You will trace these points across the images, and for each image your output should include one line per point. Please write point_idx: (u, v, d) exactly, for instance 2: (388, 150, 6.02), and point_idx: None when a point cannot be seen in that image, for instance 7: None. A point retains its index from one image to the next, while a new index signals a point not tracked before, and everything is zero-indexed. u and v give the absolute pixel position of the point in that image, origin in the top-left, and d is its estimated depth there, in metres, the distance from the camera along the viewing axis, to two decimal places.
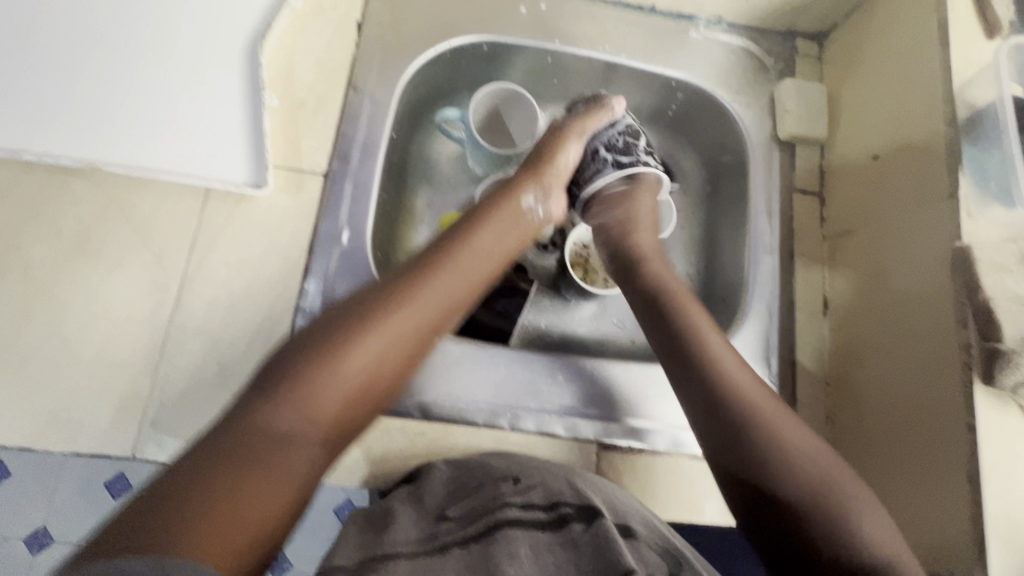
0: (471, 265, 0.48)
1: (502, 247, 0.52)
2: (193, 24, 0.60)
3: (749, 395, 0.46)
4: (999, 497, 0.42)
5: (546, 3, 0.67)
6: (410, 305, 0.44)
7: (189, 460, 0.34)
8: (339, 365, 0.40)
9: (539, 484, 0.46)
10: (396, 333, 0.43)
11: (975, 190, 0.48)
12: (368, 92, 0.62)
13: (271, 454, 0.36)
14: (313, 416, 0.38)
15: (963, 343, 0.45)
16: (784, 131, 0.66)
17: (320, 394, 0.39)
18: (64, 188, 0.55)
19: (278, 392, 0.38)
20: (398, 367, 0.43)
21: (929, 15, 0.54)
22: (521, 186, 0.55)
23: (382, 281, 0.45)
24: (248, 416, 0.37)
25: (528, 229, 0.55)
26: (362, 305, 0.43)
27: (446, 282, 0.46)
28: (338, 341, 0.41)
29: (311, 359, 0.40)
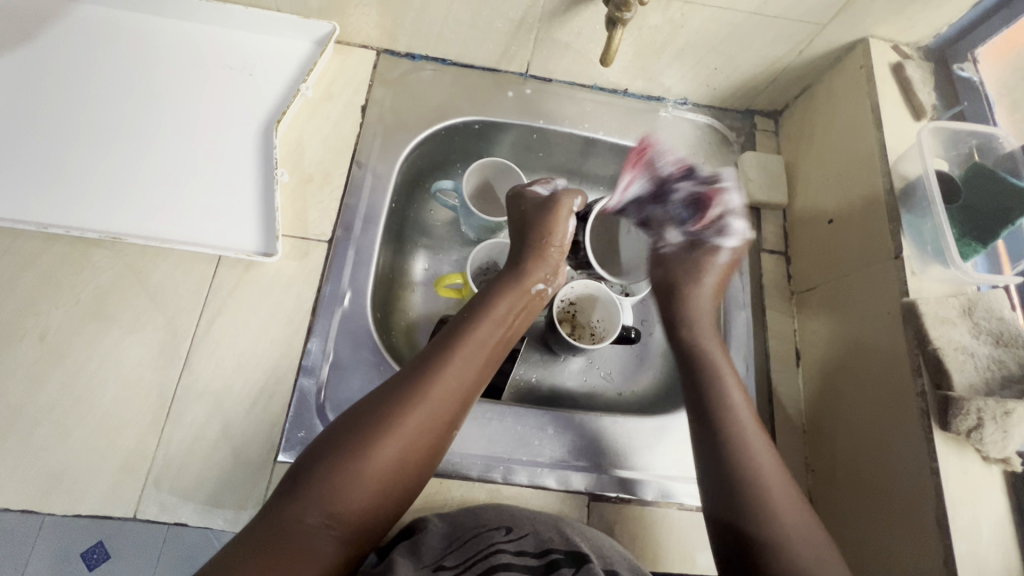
0: (475, 357, 0.50)
1: (509, 330, 0.54)
2: (214, 110, 0.67)
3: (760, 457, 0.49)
4: (964, 537, 0.45)
5: (530, 88, 0.75)
6: (424, 408, 0.46)
7: (233, 553, 0.38)
8: (362, 471, 0.42)
9: (530, 532, 0.50)
10: (415, 437, 0.45)
11: (914, 252, 0.54)
12: (370, 167, 0.68)
13: (299, 545, 0.39)
14: (340, 517, 0.41)
15: (918, 389, 0.50)
16: (748, 197, 0.72)
17: (343, 491, 0.42)
18: (84, 257, 0.59)
19: (308, 492, 0.41)
20: (416, 468, 0.45)
21: (864, 101, 0.62)
22: (533, 270, 0.58)
23: (398, 376, 0.48)
24: (282, 511, 0.41)
25: (534, 308, 0.58)
26: (381, 405, 0.45)
27: (457, 376, 0.48)
28: (360, 445, 0.43)
29: (334, 461, 0.42)
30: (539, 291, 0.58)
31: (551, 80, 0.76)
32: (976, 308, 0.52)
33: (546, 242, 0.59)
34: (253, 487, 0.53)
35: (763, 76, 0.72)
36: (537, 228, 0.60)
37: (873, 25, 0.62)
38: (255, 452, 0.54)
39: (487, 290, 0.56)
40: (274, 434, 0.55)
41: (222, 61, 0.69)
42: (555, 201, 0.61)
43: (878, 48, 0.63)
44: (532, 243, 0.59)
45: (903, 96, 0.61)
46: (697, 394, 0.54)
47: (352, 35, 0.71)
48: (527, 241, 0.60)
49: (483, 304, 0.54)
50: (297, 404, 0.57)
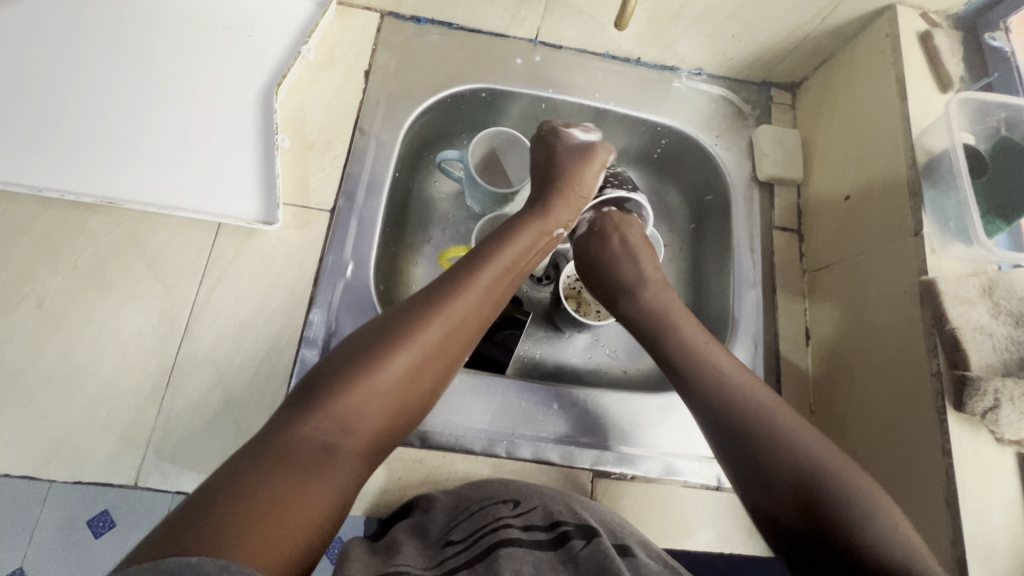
0: (494, 283, 0.51)
1: (524, 264, 0.55)
2: (211, 72, 0.65)
3: (773, 412, 0.46)
4: (975, 519, 0.45)
5: (540, 55, 0.72)
6: (442, 327, 0.46)
7: (239, 470, 0.37)
8: (377, 385, 0.42)
9: (538, 506, 0.49)
10: (431, 357, 0.45)
11: (936, 229, 0.53)
12: (374, 135, 0.66)
13: (313, 458, 0.39)
14: (352, 431, 0.41)
15: (933, 370, 0.48)
16: (763, 173, 0.70)
17: (357, 406, 0.42)
18: (81, 223, 0.57)
19: (320, 406, 0.41)
20: (430, 385, 0.46)
21: (888, 71, 0.60)
22: (550, 212, 0.59)
23: (413, 297, 0.48)
24: (290, 428, 0.40)
25: (548, 243, 0.58)
26: (395, 324, 0.45)
27: (473, 301, 0.48)
28: (375, 360, 0.43)
29: (350, 375, 0.42)
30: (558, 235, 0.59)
31: (561, 48, 0.73)
32: (997, 288, 0.50)
33: (568, 187, 0.61)
34: None
35: (783, 44, 0.69)
36: (558, 172, 0.61)
37: None
38: (257, 423, 0.54)
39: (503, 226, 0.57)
40: (276, 405, 0.54)
41: (220, 21, 0.67)
42: (592, 150, 0.63)
43: (905, 16, 0.60)
44: (553, 186, 0.61)
45: (930, 67, 0.59)
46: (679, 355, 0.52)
47: None
48: (552, 186, 0.61)
49: (499, 237, 0.55)
50: (300, 375, 0.56)
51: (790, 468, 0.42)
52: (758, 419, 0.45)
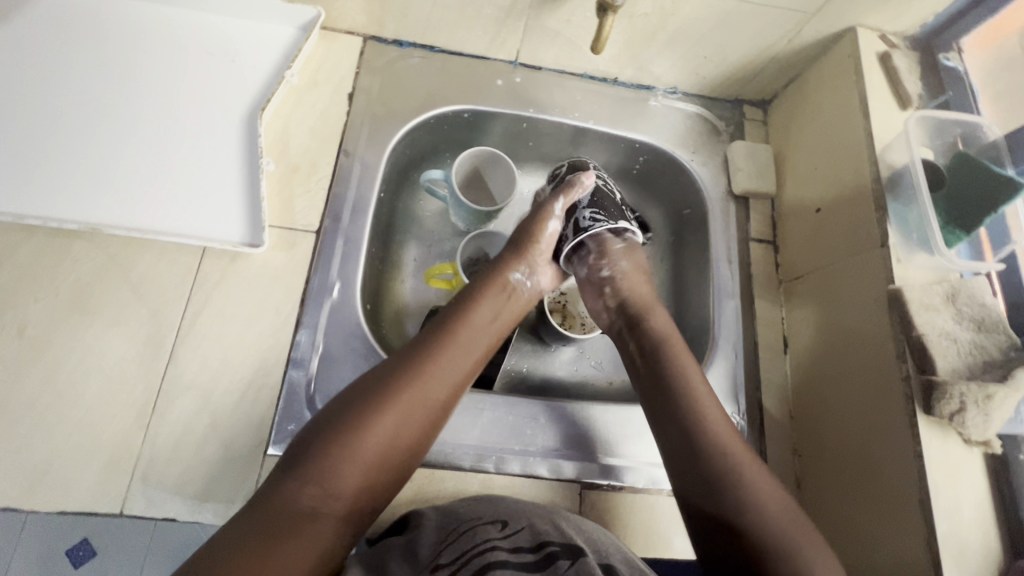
0: (471, 343, 0.52)
1: (498, 320, 0.55)
2: (195, 98, 0.65)
3: (743, 468, 0.46)
4: (947, 519, 0.46)
5: (520, 76, 0.74)
6: (419, 384, 0.47)
7: (224, 542, 0.37)
8: (358, 452, 0.43)
9: (525, 526, 0.50)
10: (409, 415, 0.46)
11: (901, 240, 0.55)
12: (358, 156, 0.67)
13: (296, 526, 0.39)
14: (332, 497, 0.41)
15: (903, 375, 0.50)
16: (738, 187, 0.72)
17: (338, 472, 0.42)
18: (64, 249, 0.57)
19: (303, 471, 0.41)
20: (411, 447, 0.46)
21: (851, 90, 0.63)
22: (513, 261, 0.59)
23: (389, 361, 0.49)
24: (274, 493, 0.41)
25: (520, 302, 0.59)
26: (372, 387, 0.46)
27: (451, 362, 0.50)
28: (354, 423, 0.44)
29: (328, 441, 0.43)
30: (516, 283, 0.59)
31: (540, 69, 0.75)
32: (959, 295, 0.52)
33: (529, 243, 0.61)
34: (243, 482, 0.52)
35: (753, 65, 0.71)
36: (523, 228, 0.62)
37: (860, 14, 0.62)
38: (245, 445, 0.54)
39: (473, 281, 0.58)
40: (265, 427, 0.55)
41: (203, 47, 0.67)
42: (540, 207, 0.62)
43: (865, 38, 0.64)
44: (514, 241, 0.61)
45: (890, 86, 0.62)
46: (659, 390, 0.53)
47: (337, 21, 0.70)
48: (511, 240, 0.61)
49: (470, 295, 0.55)
50: (287, 396, 0.56)
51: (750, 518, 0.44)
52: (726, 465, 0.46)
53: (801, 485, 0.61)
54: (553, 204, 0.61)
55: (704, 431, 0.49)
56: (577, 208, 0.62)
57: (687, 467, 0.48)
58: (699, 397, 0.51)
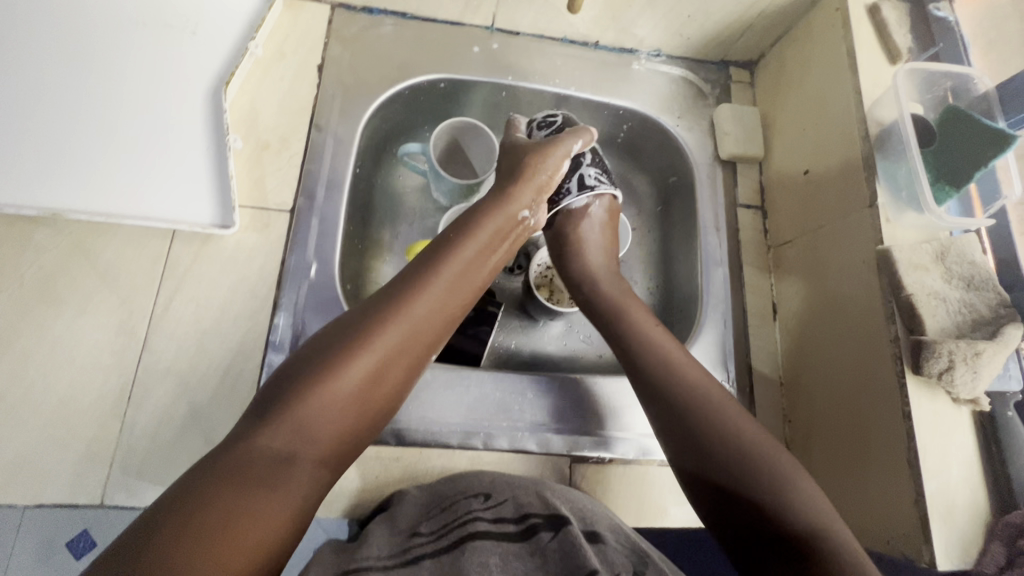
0: (462, 277, 0.48)
1: (492, 255, 0.52)
2: (155, 74, 0.62)
3: (734, 418, 0.46)
4: (936, 478, 0.46)
5: (497, 42, 0.71)
6: (406, 326, 0.44)
7: (193, 487, 0.35)
8: (336, 392, 0.41)
9: (509, 498, 0.49)
10: (393, 357, 0.43)
11: (889, 199, 0.54)
12: (331, 131, 0.64)
13: (268, 473, 0.37)
14: (309, 441, 0.40)
15: (892, 336, 0.50)
16: (724, 152, 0.71)
17: (314, 416, 0.40)
18: (26, 237, 0.55)
19: (277, 416, 0.39)
20: (393, 389, 0.44)
21: (840, 45, 0.60)
22: (518, 196, 0.55)
23: (374, 295, 0.46)
24: (245, 441, 0.38)
25: (518, 239, 0.56)
26: (353, 325, 0.43)
27: (439, 303, 0.46)
28: (337, 361, 0.41)
29: (305, 382, 0.40)
30: (523, 220, 0.56)
31: (518, 33, 0.72)
32: (948, 253, 0.51)
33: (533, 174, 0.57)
34: None
35: (738, 23, 0.69)
36: (524, 158, 0.58)
37: None
38: (226, 430, 0.53)
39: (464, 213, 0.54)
40: (245, 412, 0.53)
41: (161, 20, 0.64)
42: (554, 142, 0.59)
43: None
44: (524, 172, 0.57)
45: (879, 39, 0.60)
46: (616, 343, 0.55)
47: None
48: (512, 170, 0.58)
49: (463, 225, 0.52)
50: (267, 380, 0.55)
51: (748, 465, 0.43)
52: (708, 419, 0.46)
53: (791, 450, 0.61)
54: (570, 142, 0.59)
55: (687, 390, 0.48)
56: (582, 165, 0.64)
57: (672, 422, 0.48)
58: (671, 354, 0.52)
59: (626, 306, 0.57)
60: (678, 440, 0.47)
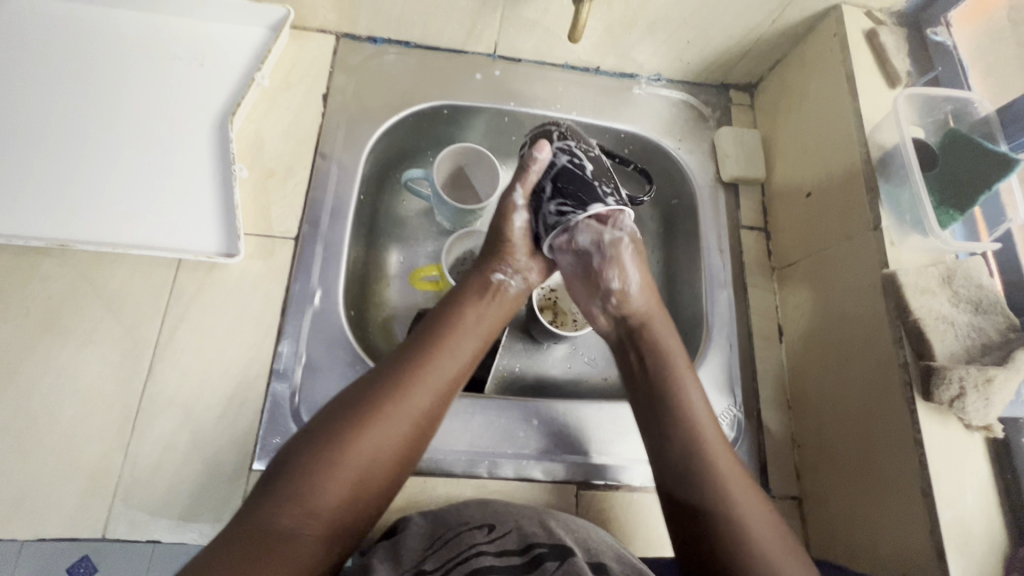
0: (456, 347, 0.50)
1: (486, 324, 0.54)
2: (163, 104, 0.63)
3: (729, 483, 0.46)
4: (950, 507, 0.45)
5: (499, 69, 0.72)
6: (405, 400, 0.45)
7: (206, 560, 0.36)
8: (335, 468, 0.41)
9: (513, 529, 0.49)
10: (392, 433, 0.44)
11: (894, 222, 0.54)
12: (335, 158, 0.65)
13: (272, 548, 0.38)
14: (319, 513, 0.40)
15: (901, 361, 0.49)
16: (726, 173, 0.71)
17: (316, 492, 0.41)
18: (33, 268, 0.55)
19: (281, 493, 0.40)
20: (392, 462, 0.44)
21: (839, 70, 0.61)
22: (506, 263, 0.58)
23: (376, 368, 0.48)
24: (254, 514, 0.39)
25: (512, 305, 0.57)
26: (353, 401, 0.45)
27: (434, 373, 0.48)
28: (345, 435, 0.42)
29: (313, 455, 0.42)
30: (500, 284, 0.57)
31: (520, 61, 0.73)
32: (955, 277, 0.51)
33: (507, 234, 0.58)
34: (227, 500, 0.51)
35: (737, 48, 0.70)
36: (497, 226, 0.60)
37: None
38: (228, 461, 0.52)
39: (462, 284, 0.57)
40: (248, 442, 0.53)
41: (170, 52, 0.65)
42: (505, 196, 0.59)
43: (851, 16, 0.62)
44: (501, 236, 0.58)
45: (878, 64, 0.60)
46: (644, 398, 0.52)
47: (307, 20, 0.68)
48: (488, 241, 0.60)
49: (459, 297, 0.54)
50: (271, 410, 0.54)
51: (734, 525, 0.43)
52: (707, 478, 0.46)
53: (801, 475, 0.60)
54: (513, 196, 0.59)
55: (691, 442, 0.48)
56: (542, 202, 0.57)
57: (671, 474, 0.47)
58: (691, 409, 0.50)
59: (654, 325, 0.56)
60: (660, 474, 0.49)
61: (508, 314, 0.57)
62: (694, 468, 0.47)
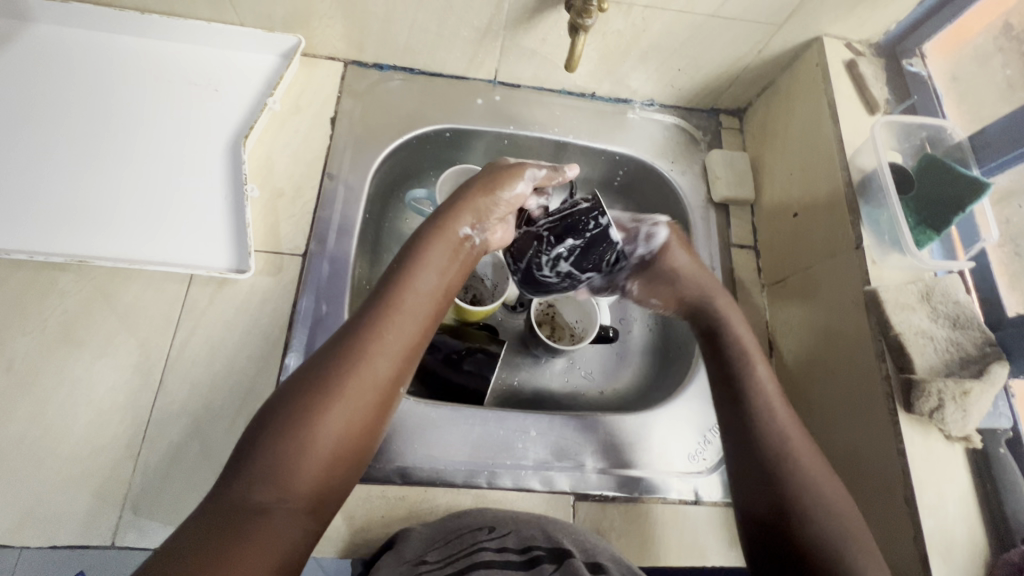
0: (413, 311, 0.51)
1: (446, 278, 0.55)
2: (179, 127, 0.66)
3: (808, 468, 0.48)
4: (933, 515, 0.47)
5: (499, 94, 0.76)
6: (360, 364, 0.46)
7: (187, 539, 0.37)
8: (306, 440, 0.42)
9: (513, 531, 0.51)
10: (359, 396, 0.45)
11: (874, 242, 0.57)
12: (342, 179, 0.68)
13: (248, 521, 0.38)
14: (291, 487, 0.41)
15: (883, 375, 0.51)
16: (717, 194, 0.74)
17: (289, 465, 0.41)
18: (51, 282, 0.58)
19: (251, 471, 0.40)
20: (364, 422, 0.45)
21: (822, 98, 0.64)
22: (454, 223, 0.57)
23: (335, 339, 0.48)
24: (227, 491, 0.40)
25: (468, 259, 0.59)
26: (316, 374, 0.45)
27: (387, 336, 0.48)
28: (306, 409, 0.43)
29: (270, 433, 0.42)
30: (464, 238, 0.58)
31: (520, 86, 0.76)
32: (934, 294, 0.54)
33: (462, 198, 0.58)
34: None
35: (726, 76, 0.73)
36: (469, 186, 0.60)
37: (825, 23, 0.64)
38: None
39: (413, 245, 0.56)
40: None
41: (186, 77, 0.69)
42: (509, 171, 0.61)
43: (831, 47, 0.66)
44: (453, 200, 0.59)
45: (858, 92, 0.64)
46: (732, 386, 0.55)
47: (317, 48, 0.71)
48: (455, 197, 0.60)
49: (419, 258, 0.54)
50: None
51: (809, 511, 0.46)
52: (789, 465, 0.49)
53: None
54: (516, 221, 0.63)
55: (778, 434, 0.50)
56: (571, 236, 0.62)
57: (751, 460, 0.50)
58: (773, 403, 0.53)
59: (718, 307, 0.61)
60: (733, 459, 0.52)
61: (467, 267, 0.59)
62: (774, 452, 0.49)
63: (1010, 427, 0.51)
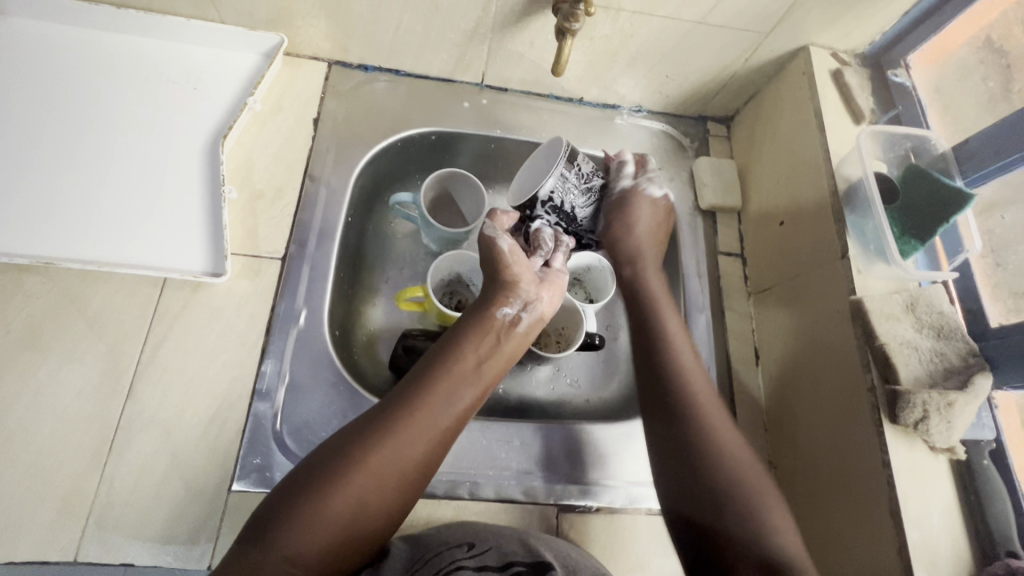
0: (451, 390, 0.51)
1: (487, 362, 0.54)
2: (155, 126, 0.64)
3: (732, 452, 0.51)
4: (917, 527, 0.47)
5: (486, 98, 0.75)
6: (395, 446, 0.46)
7: None
8: (324, 514, 0.42)
9: (493, 548, 0.49)
10: (382, 476, 0.45)
11: (859, 252, 0.57)
12: (324, 181, 0.67)
13: None
14: (299, 563, 0.40)
15: (868, 385, 0.51)
16: (704, 202, 0.74)
17: (302, 536, 0.41)
18: (16, 285, 0.55)
19: (268, 538, 0.40)
20: (387, 502, 0.45)
21: (807, 107, 0.64)
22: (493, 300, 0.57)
23: (370, 411, 0.49)
24: (243, 555, 0.40)
25: (512, 339, 0.57)
26: (345, 445, 0.45)
27: (424, 427, 0.48)
28: (328, 488, 0.43)
29: (296, 498, 0.42)
30: (506, 317, 0.57)
31: (507, 90, 0.75)
32: (918, 304, 0.53)
33: (505, 272, 0.58)
34: (204, 522, 0.50)
35: (713, 83, 0.73)
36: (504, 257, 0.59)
37: (812, 32, 0.64)
38: (208, 481, 0.52)
39: (459, 323, 0.56)
40: (228, 462, 0.53)
41: (166, 75, 0.67)
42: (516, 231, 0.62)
43: (818, 56, 0.66)
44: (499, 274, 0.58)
45: (843, 103, 0.64)
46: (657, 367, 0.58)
47: (300, 47, 0.70)
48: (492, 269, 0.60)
49: (459, 335, 0.55)
50: (252, 430, 0.54)
51: (738, 490, 0.49)
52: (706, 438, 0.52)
53: None
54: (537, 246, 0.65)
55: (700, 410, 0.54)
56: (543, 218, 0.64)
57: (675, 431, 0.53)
58: (689, 375, 0.56)
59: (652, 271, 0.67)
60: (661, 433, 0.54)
61: (512, 347, 0.57)
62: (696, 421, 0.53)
63: (993, 439, 0.51)
